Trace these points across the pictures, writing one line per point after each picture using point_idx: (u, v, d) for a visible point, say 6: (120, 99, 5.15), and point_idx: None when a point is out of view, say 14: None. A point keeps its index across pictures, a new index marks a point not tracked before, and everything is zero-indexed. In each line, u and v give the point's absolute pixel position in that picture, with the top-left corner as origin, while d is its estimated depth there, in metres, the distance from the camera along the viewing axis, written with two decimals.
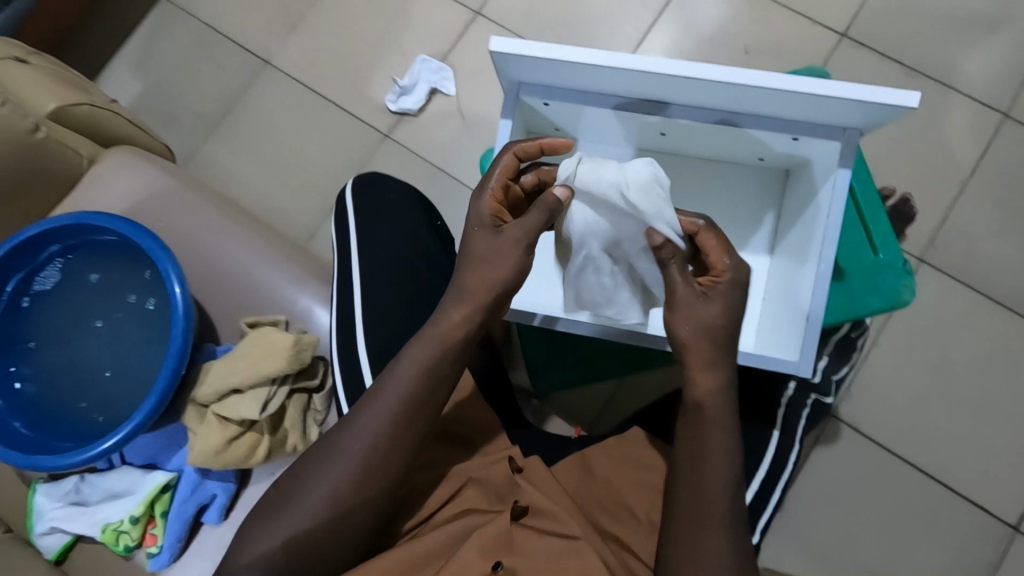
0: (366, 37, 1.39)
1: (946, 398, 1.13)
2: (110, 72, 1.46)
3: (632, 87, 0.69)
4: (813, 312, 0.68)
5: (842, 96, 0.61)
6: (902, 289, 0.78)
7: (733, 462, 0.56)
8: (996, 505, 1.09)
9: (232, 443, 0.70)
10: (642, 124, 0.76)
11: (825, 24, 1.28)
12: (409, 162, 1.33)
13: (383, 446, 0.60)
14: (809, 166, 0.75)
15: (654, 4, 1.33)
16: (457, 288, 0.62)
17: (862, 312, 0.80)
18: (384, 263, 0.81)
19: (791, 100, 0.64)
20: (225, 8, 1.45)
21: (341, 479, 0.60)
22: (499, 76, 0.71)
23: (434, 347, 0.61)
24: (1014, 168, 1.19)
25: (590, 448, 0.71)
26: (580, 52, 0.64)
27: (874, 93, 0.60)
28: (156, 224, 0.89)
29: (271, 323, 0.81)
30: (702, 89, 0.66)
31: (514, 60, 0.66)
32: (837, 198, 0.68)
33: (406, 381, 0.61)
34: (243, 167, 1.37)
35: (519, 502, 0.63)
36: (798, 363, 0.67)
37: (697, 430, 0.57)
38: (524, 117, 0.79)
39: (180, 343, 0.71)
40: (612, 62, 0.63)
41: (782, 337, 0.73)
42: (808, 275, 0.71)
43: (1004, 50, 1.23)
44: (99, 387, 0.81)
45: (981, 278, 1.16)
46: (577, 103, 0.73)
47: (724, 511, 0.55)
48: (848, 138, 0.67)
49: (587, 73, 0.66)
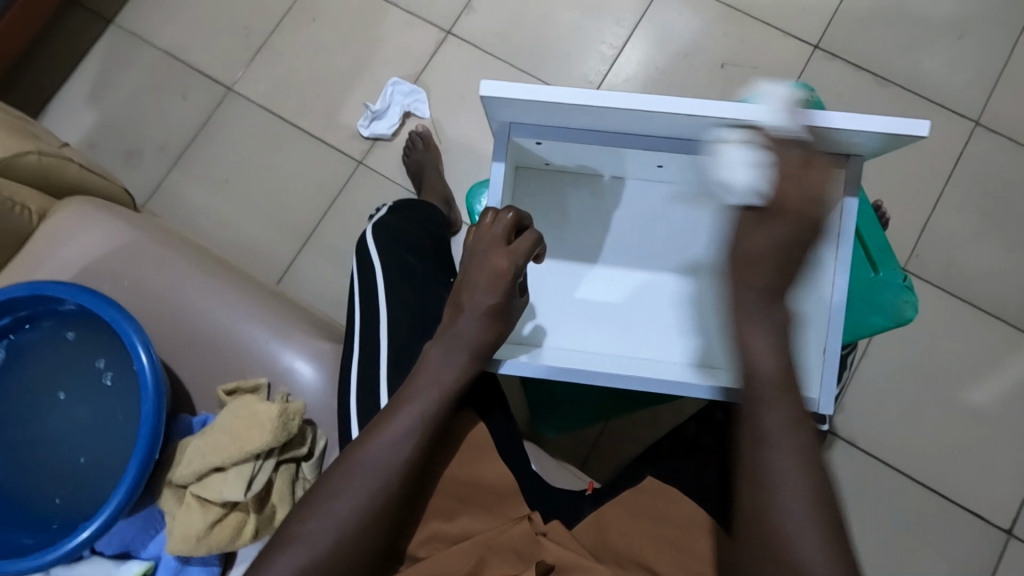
0: (334, 60, 1.34)
1: (934, 407, 1.14)
2: (59, 104, 1.37)
3: (628, 125, 0.65)
4: (830, 347, 0.65)
5: (854, 127, 0.57)
6: (903, 306, 0.76)
7: (806, 483, 0.49)
8: (989, 511, 1.10)
9: (216, 526, 0.65)
10: (639, 158, 0.73)
11: (798, 37, 1.28)
12: (386, 190, 1.28)
13: (391, 481, 0.58)
14: None
15: (628, 20, 1.31)
16: (451, 330, 0.62)
17: (862, 333, 0.79)
18: (375, 314, 0.76)
19: (797, 133, 0.61)
20: (182, 35, 1.38)
21: (341, 516, 0.56)
22: (488, 118, 0.67)
23: (449, 379, 0.61)
24: (987, 174, 1.20)
25: (608, 505, 0.68)
26: (572, 93, 0.59)
27: (882, 123, 0.56)
28: (119, 282, 0.83)
29: (251, 388, 0.76)
30: (704, 124, 0.62)
31: (505, 103, 0.62)
32: (845, 227, 0.65)
33: (421, 412, 0.60)
34: (211, 202, 1.30)
35: (545, 560, 0.60)
36: (817, 400, 0.64)
37: (770, 441, 0.50)
38: (515, 155, 0.76)
39: (151, 421, 0.65)
40: (608, 102, 0.59)
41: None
42: (817, 305, 0.69)
43: (972, 58, 1.25)
44: (66, 466, 0.74)
45: (963, 284, 1.17)
46: (569, 140, 0.70)
47: (818, 548, 0.47)
48: (851, 166, 0.65)
49: (581, 111, 0.63)
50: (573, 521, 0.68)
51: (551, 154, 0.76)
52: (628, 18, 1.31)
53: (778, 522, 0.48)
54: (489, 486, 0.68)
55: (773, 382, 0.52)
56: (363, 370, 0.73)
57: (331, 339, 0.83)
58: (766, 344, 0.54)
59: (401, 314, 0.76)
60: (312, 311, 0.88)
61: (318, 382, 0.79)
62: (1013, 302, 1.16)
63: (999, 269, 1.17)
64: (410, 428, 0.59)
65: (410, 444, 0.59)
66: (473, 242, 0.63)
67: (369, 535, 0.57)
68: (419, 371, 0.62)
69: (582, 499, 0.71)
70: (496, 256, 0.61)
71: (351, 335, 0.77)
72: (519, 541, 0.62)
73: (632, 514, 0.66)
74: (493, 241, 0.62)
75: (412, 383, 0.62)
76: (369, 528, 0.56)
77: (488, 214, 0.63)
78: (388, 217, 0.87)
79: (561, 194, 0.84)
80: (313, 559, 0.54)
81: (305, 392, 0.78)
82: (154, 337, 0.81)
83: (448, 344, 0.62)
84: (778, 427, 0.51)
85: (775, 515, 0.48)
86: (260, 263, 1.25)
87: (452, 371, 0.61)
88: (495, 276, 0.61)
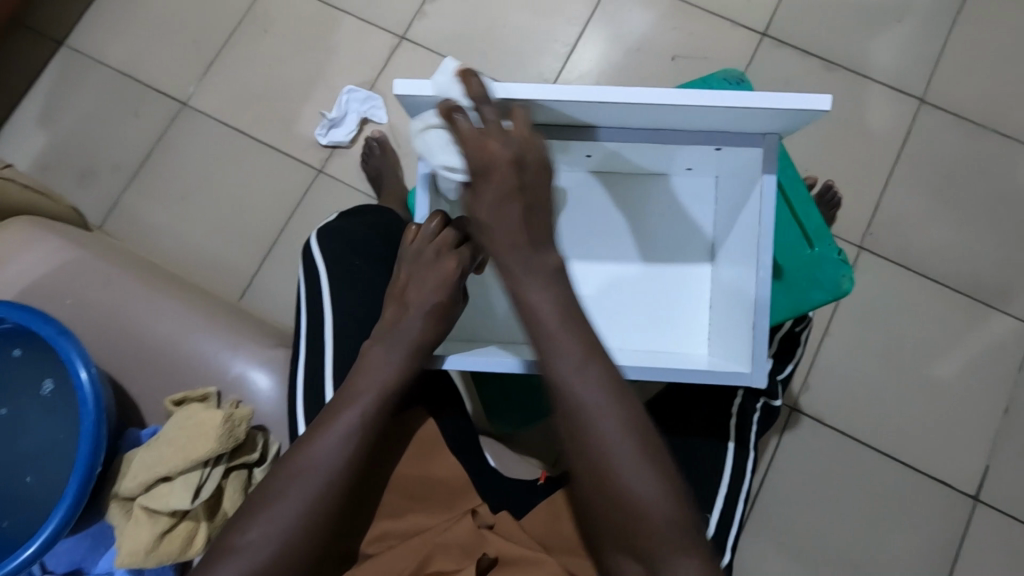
0: (288, 71, 1.34)
1: (895, 380, 1.16)
2: (11, 128, 1.36)
3: (550, 116, 0.66)
4: (759, 321, 0.66)
5: (764, 106, 0.58)
6: (840, 279, 0.77)
7: (614, 414, 0.53)
8: (954, 478, 1.12)
9: (165, 536, 0.65)
10: (568, 148, 0.74)
11: (745, 26, 1.30)
12: (346, 197, 1.28)
13: (335, 479, 0.58)
14: (734, 171, 0.73)
15: (579, 17, 1.33)
16: (391, 328, 0.62)
17: (806, 307, 0.79)
18: (320, 319, 0.77)
19: (710, 113, 0.62)
20: (134, 53, 1.38)
21: (285, 516, 0.56)
22: (414, 117, 0.68)
23: (393, 374, 0.62)
24: (934, 151, 1.24)
25: (558, 493, 0.68)
26: (487, 88, 0.60)
27: (789, 101, 0.58)
28: (65, 301, 0.82)
29: (199, 397, 0.75)
30: (620, 109, 0.63)
31: (424, 102, 0.63)
32: (766, 203, 0.66)
33: (364, 410, 0.60)
34: (168, 219, 1.29)
35: (488, 553, 0.60)
36: (751, 373, 0.65)
37: (573, 395, 0.54)
38: None
39: (91, 436, 0.65)
40: (524, 94, 0.60)
41: (734, 348, 0.72)
42: (748, 280, 0.70)
43: (913, 38, 1.28)
44: (16, 488, 0.74)
45: (916, 258, 1.20)
46: None
47: (639, 467, 0.52)
48: (769, 142, 0.66)
49: (500, 106, 0.63)
50: (523, 512, 0.68)
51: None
52: (579, 15, 1.33)
53: (621, 494, 0.52)
54: (441, 481, 0.68)
55: (589, 367, 0.54)
56: (313, 375, 0.73)
57: (284, 347, 0.83)
58: (546, 301, 0.56)
59: (348, 317, 0.76)
60: (266, 320, 0.88)
61: (271, 390, 0.79)
62: (965, 273, 1.19)
63: (950, 242, 1.20)
64: (352, 429, 0.60)
65: (351, 445, 0.59)
66: (418, 243, 0.63)
67: (315, 534, 0.57)
68: (360, 373, 0.62)
69: (534, 487, 0.70)
70: (443, 261, 0.62)
71: (299, 342, 0.77)
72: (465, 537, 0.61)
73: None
74: (441, 245, 0.63)
75: (353, 385, 0.62)
76: (314, 527, 0.57)
77: (438, 219, 0.64)
78: (337, 220, 0.86)
79: None
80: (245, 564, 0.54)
81: (257, 400, 0.78)
82: (105, 354, 0.81)
83: (388, 341, 0.62)
84: (622, 419, 0.53)
85: (631, 510, 0.52)
86: (222, 277, 1.25)
87: (392, 372, 0.62)
88: (442, 279, 0.62)
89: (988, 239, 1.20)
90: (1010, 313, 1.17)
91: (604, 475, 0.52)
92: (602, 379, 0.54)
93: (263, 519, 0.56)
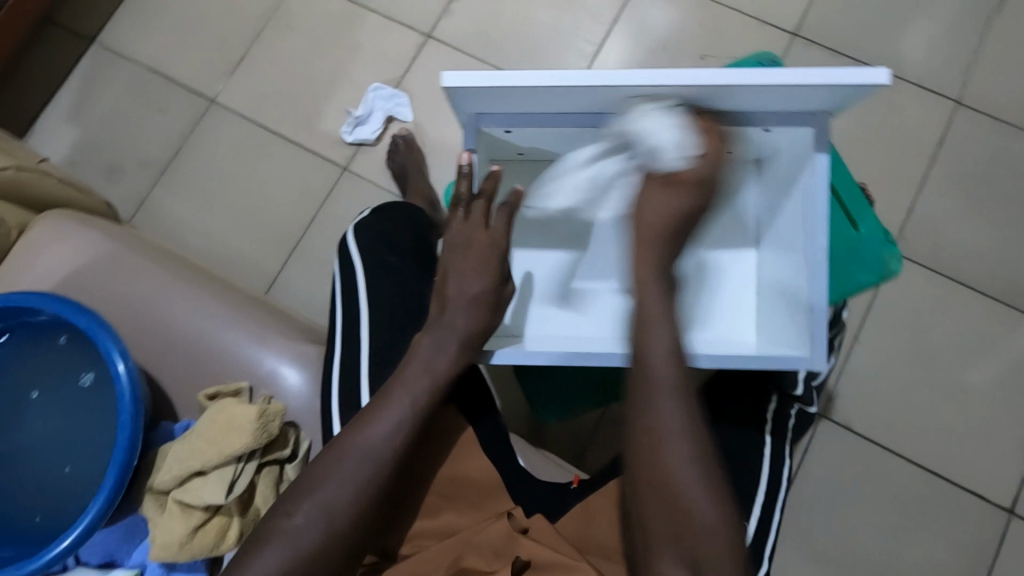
0: (315, 68, 1.34)
1: (929, 388, 1.13)
2: (44, 124, 1.38)
3: (596, 103, 0.66)
4: (817, 302, 0.66)
5: (820, 84, 0.58)
6: (886, 259, 0.80)
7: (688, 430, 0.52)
8: (989, 490, 1.09)
9: (199, 530, 0.65)
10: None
11: (776, 26, 1.28)
12: (371, 195, 1.28)
13: (382, 469, 0.57)
14: (779, 151, 0.73)
15: (607, 15, 1.32)
16: (442, 321, 0.62)
17: (854, 290, 0.82)
18: (357, 309, 0.77)
19: (760, 92, 0.61)
20: (163, 50, 1.39)
21: (332, 507, 0.55)
22: (454, 110, 0.69)
23: (443, 368, 0.61)
24: (971, 153, 1.20)
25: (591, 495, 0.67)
26: (532, 77, 0.60)
27: (843, 73, 0.57)
28: (98, 294, 0.83)
29: (232, 392, 0.76)
30: (668, 94, 0.62)
31: (468, 94, 0.63)
32: (819, 180, 0.65)
33: (414, 402, 0.60)
34: (195, 214, 1.30)
35: (520, 557, 0.59)
36: (809, 356, 0.65)
37: (657, 407, 0.53)
38: (486, 146, 0.77)
39: (129, 428, 0.65)
40: (571, 81, 0.60)
41: (788, 333, 0.72)
42: (799, 263, 0.69)
43: (951, 38, 1.25)
44: (50, 479, 0.74)
45: (951, 264, 1.16)
46: (538, 125, 0.70)
47: (708, 506, 0.50)
48: (819, 122, 0.65)
49: (545, 94, 0.63)
50: (557, 514, 0.67)
51: (521, 141, 0.77)
52: (606, 13, 1.32)
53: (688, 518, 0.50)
54: (474, 483, 0.67)
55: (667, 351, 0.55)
56: (347, 368, 0.73)
57: (315, 343, 0.83)
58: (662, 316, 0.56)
59: (381, 314, 0.76)
60: (296, 316, 0.88)
61: (302, 385, 0.79)
62: (1002, 279, 1.15)
63: (987, 247, 1.17)
64: (398, 422, 0.59)
65: (401, 434, 0.59)
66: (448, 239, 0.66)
67: (361, 525, 0.56)
68: (408, 363, 0.62)
69: (567, 488, 0.69)
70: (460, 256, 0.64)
71: (336, 332, 0.77)
72: (498, 539, 0.61)
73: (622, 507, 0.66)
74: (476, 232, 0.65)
75: (400, 375, 0.61)
76: (359, 516, 0.56)
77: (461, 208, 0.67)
78: (370, 216, 0.86)
79: (539, 178, 0.85)
80: (291, 554, 0.54)
81: (289, 395, 0.78)
82: (138, 347, 0.81)
83: (438, 335, 0.62)
84: (673, 382, 0.53)
85: (656, 467, 0.52)
86: (247, 274, 1.25)
87: (441, 365, 0.61)
88: (482, 271, 0.63)
89: None
90: None
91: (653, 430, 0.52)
92: (662, 349, 0.54)
93: (310, 506, 0.55)
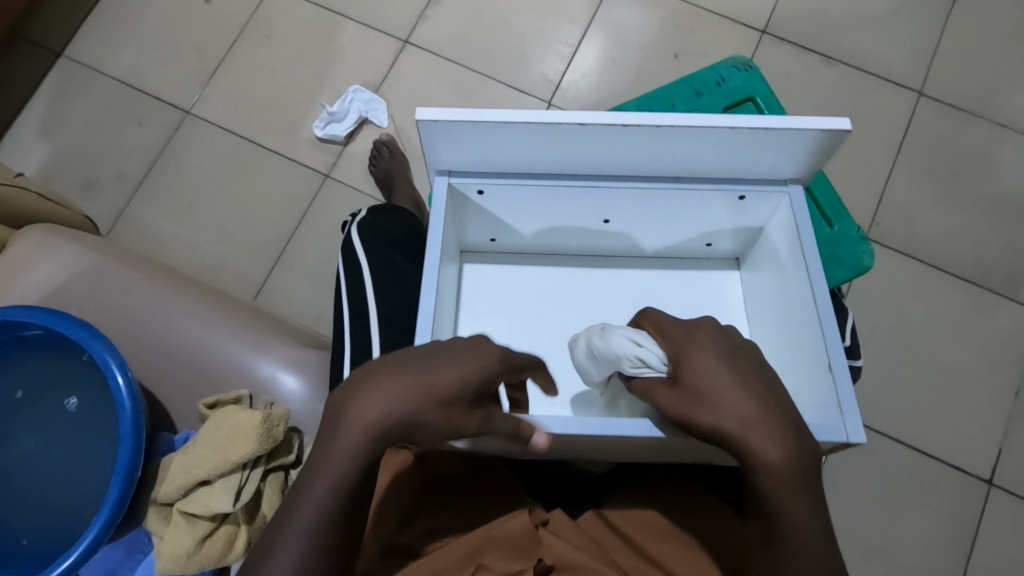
0: (293, 77, 1.34)
1: (907, 367, 1.17)
2: (12, 141, 1.34)
3: (575, 155, 0.68)
4: (835, 358, 0.62)
5: (786, 127, 0.61)
6: (860, 255, 0.84)
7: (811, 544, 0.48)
8: (968, 463, 1.13)
9: (206, 540, 0.65)
10: (584, 207, 0.76)
11: (745, 24, 1.32)
12: (354, 201, 1.27)
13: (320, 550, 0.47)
14: (755, 222, 0.77)
15: (581, 19, 1.34)
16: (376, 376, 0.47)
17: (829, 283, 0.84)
18: (363, 315, 0.76)
19: (730, 142, 0.64)
20: (136, 63, 1.37)
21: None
22: (428, 162, 0.71)
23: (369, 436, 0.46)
24: (933, 141, 1.26)
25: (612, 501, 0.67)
26: (509, 113, 0.62)
27: (810, 123, 0.61)
28: (88, 306, 0.81)
29: (232, 400, 0.75)
30: (645, 143, 0.65)
31: (448, 133, 0.65)
32: (805, 233, 0.68)
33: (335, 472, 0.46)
34: (174, 227, 1.28)
35: (545, 559, 0.58)
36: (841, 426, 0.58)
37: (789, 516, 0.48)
38: (462, 214, 0.78)
39: (131, 441, 0.64)
40: (547, 121, 0.62)
41: (814, 400, 0.66)
42: (804, 315, 0.68)
43: (908, 33, 1.31)
44: (49, 495, 0.73)
45: (921, 248, 1.21)
46: (515, 181, 0.72)
47: None
48: (792, 191, 0.71)
49: (522, 138, 0.65)
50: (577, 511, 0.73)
51: (496, 215, 0.78)
52: (581, 16, 1.34)
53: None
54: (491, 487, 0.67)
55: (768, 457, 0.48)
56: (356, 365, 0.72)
57: (314, 347, 0.83)
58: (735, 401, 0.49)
59: (383, 309, 0.76)
60: (291, 322, 0.88)
61: (302, 391, 0.78)
62: (968, 259, 1.21)
63: (953, 230, 1.22)
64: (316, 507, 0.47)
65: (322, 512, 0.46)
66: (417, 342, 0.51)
67: None
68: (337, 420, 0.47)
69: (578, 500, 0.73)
70: (437, 349, 0.49)
71: (346, 329, 0.76)
72: (518, 533, 0.60)
73: (638, 522, 0.64)
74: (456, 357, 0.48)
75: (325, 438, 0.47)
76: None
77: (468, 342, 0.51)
78: (369, 216, 0.86)
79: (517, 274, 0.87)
80: None
81: (288, 402, 0.77)
82: (132, 361, 0.80)
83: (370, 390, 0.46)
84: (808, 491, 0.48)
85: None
86: (231, 285, 1.23)
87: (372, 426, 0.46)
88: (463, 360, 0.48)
89: (989, 225, 1.22)
90: (1016, 299, 1.19)
91: (806, 544, 0.48)
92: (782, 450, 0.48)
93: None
